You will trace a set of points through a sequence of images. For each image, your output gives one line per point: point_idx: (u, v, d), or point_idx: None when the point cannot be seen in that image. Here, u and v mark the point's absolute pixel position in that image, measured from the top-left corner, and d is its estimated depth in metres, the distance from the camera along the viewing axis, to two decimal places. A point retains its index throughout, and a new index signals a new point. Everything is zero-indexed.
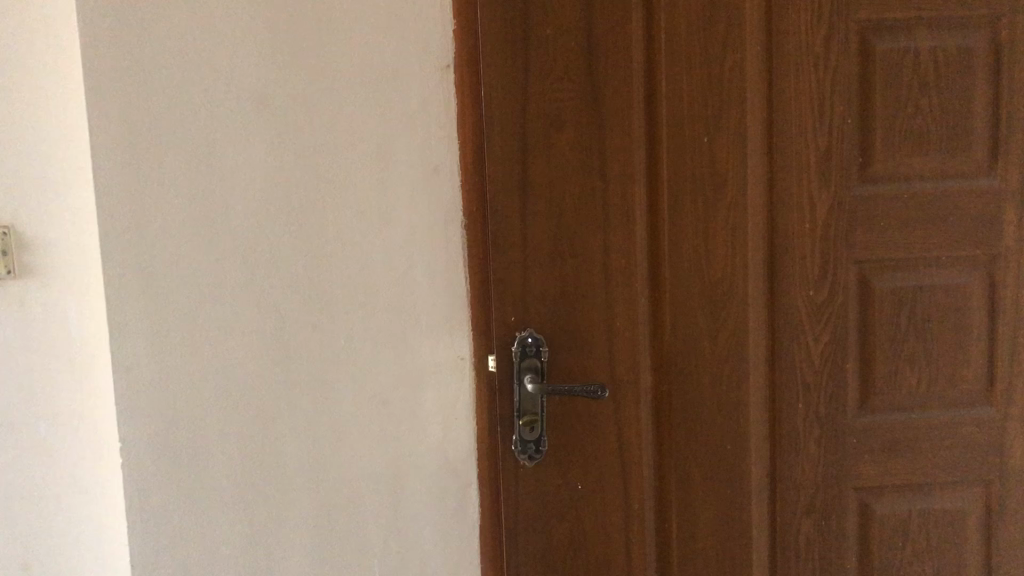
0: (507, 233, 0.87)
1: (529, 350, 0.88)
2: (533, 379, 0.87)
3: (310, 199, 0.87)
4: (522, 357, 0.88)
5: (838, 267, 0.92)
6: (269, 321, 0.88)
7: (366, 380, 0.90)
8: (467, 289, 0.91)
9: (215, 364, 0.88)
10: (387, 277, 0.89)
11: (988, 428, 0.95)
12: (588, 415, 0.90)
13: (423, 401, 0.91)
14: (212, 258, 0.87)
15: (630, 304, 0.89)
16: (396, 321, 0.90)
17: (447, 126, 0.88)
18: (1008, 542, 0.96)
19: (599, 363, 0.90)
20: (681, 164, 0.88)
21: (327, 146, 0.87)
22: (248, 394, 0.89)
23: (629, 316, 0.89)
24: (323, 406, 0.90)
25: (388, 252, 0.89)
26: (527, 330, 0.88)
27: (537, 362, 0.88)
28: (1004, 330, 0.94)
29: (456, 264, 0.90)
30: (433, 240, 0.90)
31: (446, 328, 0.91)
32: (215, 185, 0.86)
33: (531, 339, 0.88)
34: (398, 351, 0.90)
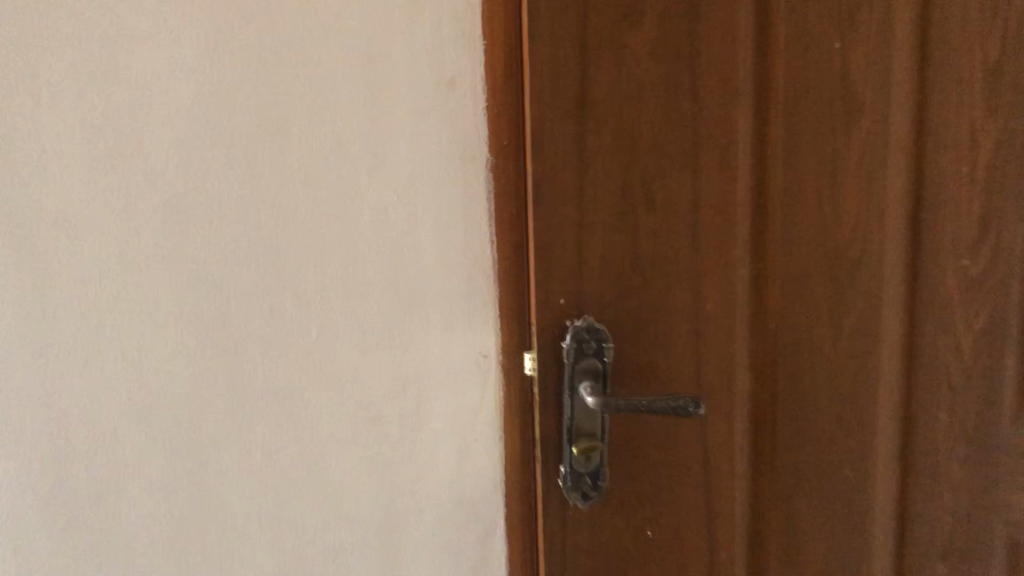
0: (558, 177, 0.59)
1: (587, 347, 0.61)
2: (592, 389, 0.60)
3: (268, 126, 0.59)
4: (577, 357, 0.60)
5: (1003, 228, 0.68)
6: (211, 304, 0.61)
7: (349, 386, 0.64)
8: (493, 259, 0.64)
9: (133, 368, 0.60)
10: (378, 240, 0.62)
11: None
12: (666, 436, 0.63)
13: (429, 413, 0.65)
14: (126, 219, 0.58)
15: (726, 276, 0.63)
16: (391, 304, 0.63)
17: (468, 19, 0.61)
18: None
19: (682, 362, 0.63)
20: (802, 79, 0.62)
21: (293, 45, 0.58)
22: (183, 410, 0.61)
23: (724, 293, 0.64)
24: (290, 422, 0.63)
25: (381, 204, 0.62)
26: (584, 319, 0.61)
27: (597, 363, 0.61)
28: None
29: (477, 224, 0.63)
30: (445, 187, 0.62)
31: (464, 314, 0.64)
32: (126, 110, 0.57)
33: (590, 332, 0.61)
34: (396, 345, 0.64)
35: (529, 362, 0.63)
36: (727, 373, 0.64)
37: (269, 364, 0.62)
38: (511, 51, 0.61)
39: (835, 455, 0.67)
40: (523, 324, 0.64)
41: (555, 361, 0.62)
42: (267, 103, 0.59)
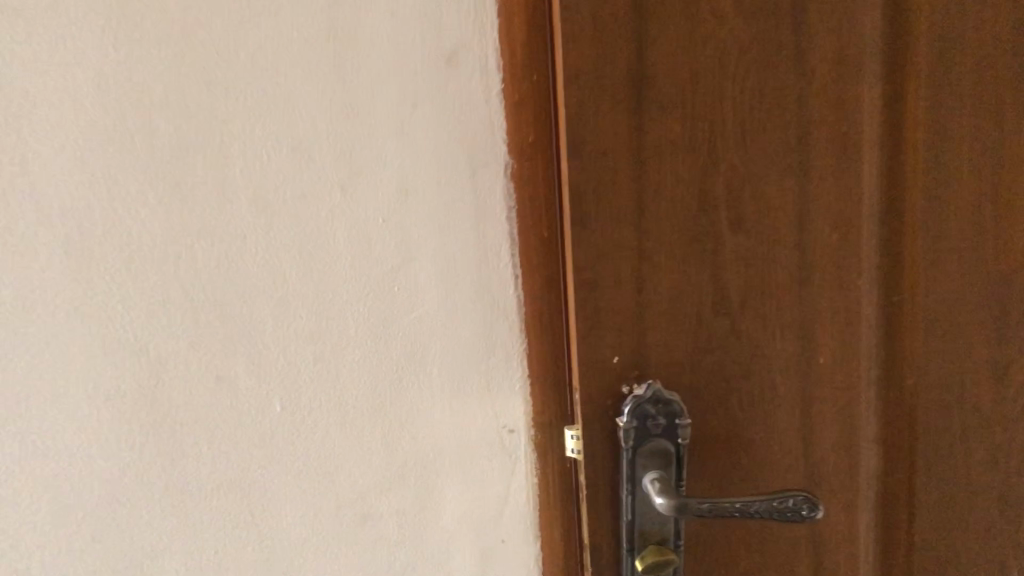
0: (607, 189, 0.42)
1: (654, 426, 0.43)
2: (661, 484, 0.43)
3: (200, 131, 0.43)
4: (639, 440, 0.43)
5: None
6: (139, 375, 0.45)
7: (330, 473, 0.47)
8: (517, 299, 0.46)
9: (35, 459, 0.45)
10: (361, 279, 0.45)
11: None
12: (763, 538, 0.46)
13: (440, 507, 0.48)
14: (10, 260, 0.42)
15: (849, 321, 0.45)
16: (382, 364, 0.47)
17: None
18: None
19: (787, 437, 0.46)
20: (953, 36, 0.44)
21: (231, 17, 0.42)
22: (110, 515, 0.46)
23: (846, 345, 0.45)
24: (256, 522, 0.48)
25: (361, 230, 0.45)
26: (649, 387, 0.44)
27: (668, 446, 0.44)
28: None
29: (494, 253, 0.46)
30: (449, 206, 0.45)
31: (481, 374, 0.47)
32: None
33: (658, 405, 0.43)
34: (392, 419, 0.47)
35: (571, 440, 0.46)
36: (852, 454, 0.47)
37: (220, 449, 0.46)
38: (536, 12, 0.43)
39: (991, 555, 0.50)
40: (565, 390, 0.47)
41: (611, 441, 0.45)
42: (197, 100, 0.42)
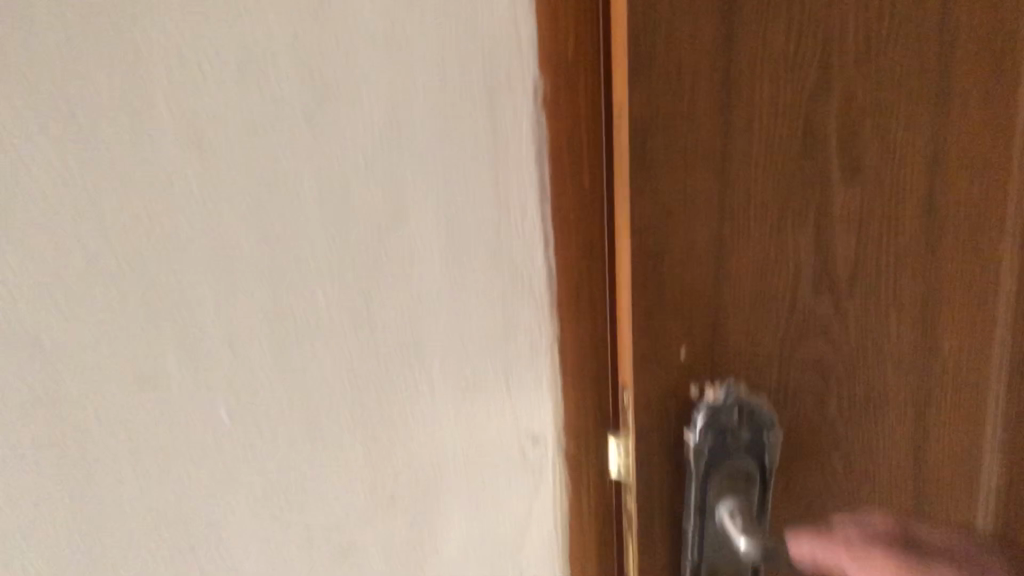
0: (681, 123, 0.30)
1: (734, 443, 0.33)
2: (742, 516, 0.33)
3: (108, 39, 0.30)
4: (713, 460, 0.33)
5: None
6: (48, 366, 0.34)
7: (298, 493, 0.36)
8: (546, 271, 0.34)
9: None
10: (334, 244, 0.33)
11: None
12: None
13: (441, 539, 0.37)
14: None
15: (980, 292, 0.35)
16: (365, 354, 0.35)
17: None
18: None
19: (895, 442, 0.35)
20: None
21: None
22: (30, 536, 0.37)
23: (974, 323, 0.35)
24: (202, 546, 0.37)
25: (335, 176, 0.32)
26: (728, 390, 0.33)
27: (751, 468, 0.33)
28: None
29: (517, 209, 0.33)
30: (455, 146, 0.32)
31: (497, 369, 0.35)
32: None
33: (739, 415, 0.32)
34: (376, 428, 0.36)
35: (615, 452, 0.35)
36: (968, 456, 0.37)
37: (147, 459, 0.36)
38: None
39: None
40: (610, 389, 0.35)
41: (671, 459, 0.34)
42: None
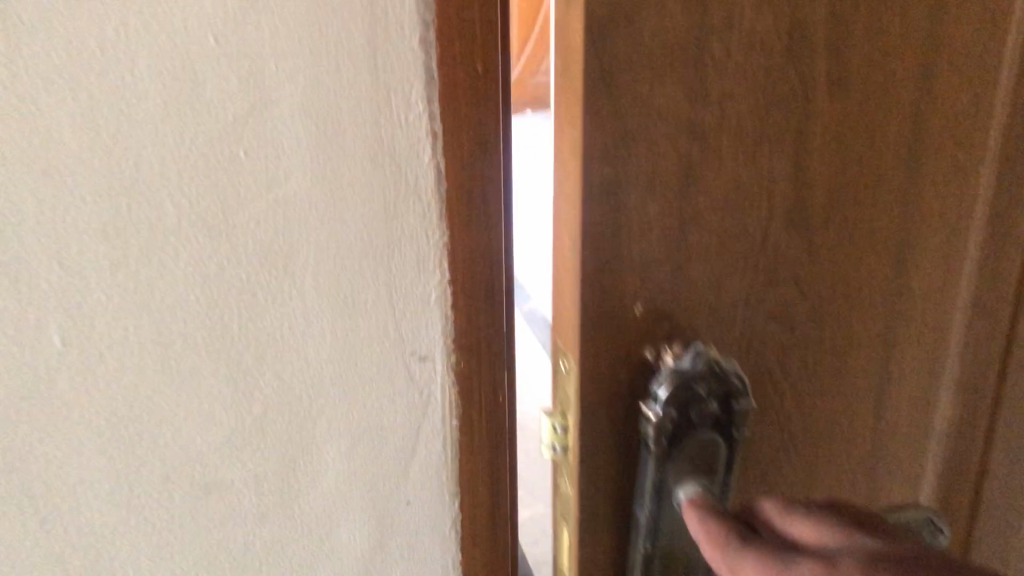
0: (642, 55, 0.27)
1: (696, 410, 0.31)
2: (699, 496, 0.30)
3: None
4: (672, 430, 0.31)
5: None
6: None
7: (149, 432, 0.31)
8: (431, 171, 0.30)
9: None
10: (180, 137, 0.28)
11: None
12: (782, 478, 0.37)
13: (318, 468, 0.33)
14: None
15: (931, 235, 0.36)
16: (226, 269, 0.30)
17: None
18: None
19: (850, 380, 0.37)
20: None
21: None
22: None
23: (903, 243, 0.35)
24: (44, 510, 0.31)
25: (177, 55, 0.27)
26: (693, 353, 0.31)
27: (709, 437, 0.32)
28: None
29: (399, 98, 0.29)
30: (324, 25, 0.28)
31: (380, 280, 0.31)
32: None
33: (701, 380, 0.31)
34: (241, 351, 0.31)
35: (552, 429, 0.33)
36: (908, 382, 0.39)
37: None
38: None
39: (976, 449, 0.44)
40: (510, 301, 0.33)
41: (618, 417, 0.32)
42: None
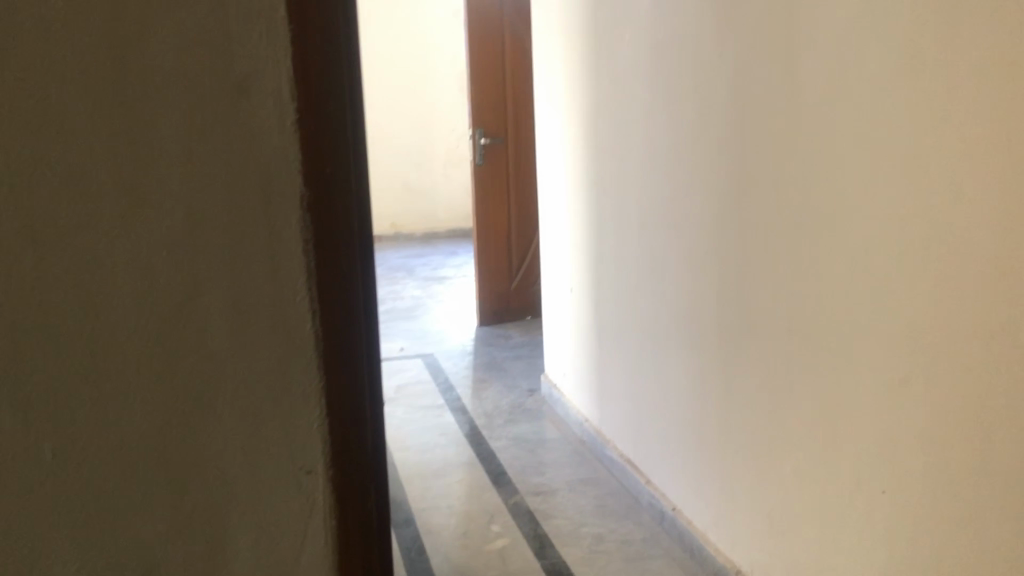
0: None
1: None
2: None
3: None
4: None
5: None
6: None
7: (111, 517, 0.46)
8: (312, 336, 0.45)
9: None
10: (144, 316, 0.44)
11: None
12: None
13: (230, 545, 0.47)
14: None
15: None
16: (167, 396, 0.45)
17: (271, 19, 0.42)
18: None
19: None
20: None
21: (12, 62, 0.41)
22: None
23: None
24: (35, 558, 0.46)
25: (144, 263, 0.43)
26: None
27: None
28: None
29: (290, 288, 0.44)
30: (239, 240, 0.44)
31: (278, 410, 0.46)
32: None
33: None
34: (178, 463, 0.46)
35: None
36: None
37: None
38: (331, 39, 0.43)
39: None
40: (368, 421, 0.48)
41: None
42: None
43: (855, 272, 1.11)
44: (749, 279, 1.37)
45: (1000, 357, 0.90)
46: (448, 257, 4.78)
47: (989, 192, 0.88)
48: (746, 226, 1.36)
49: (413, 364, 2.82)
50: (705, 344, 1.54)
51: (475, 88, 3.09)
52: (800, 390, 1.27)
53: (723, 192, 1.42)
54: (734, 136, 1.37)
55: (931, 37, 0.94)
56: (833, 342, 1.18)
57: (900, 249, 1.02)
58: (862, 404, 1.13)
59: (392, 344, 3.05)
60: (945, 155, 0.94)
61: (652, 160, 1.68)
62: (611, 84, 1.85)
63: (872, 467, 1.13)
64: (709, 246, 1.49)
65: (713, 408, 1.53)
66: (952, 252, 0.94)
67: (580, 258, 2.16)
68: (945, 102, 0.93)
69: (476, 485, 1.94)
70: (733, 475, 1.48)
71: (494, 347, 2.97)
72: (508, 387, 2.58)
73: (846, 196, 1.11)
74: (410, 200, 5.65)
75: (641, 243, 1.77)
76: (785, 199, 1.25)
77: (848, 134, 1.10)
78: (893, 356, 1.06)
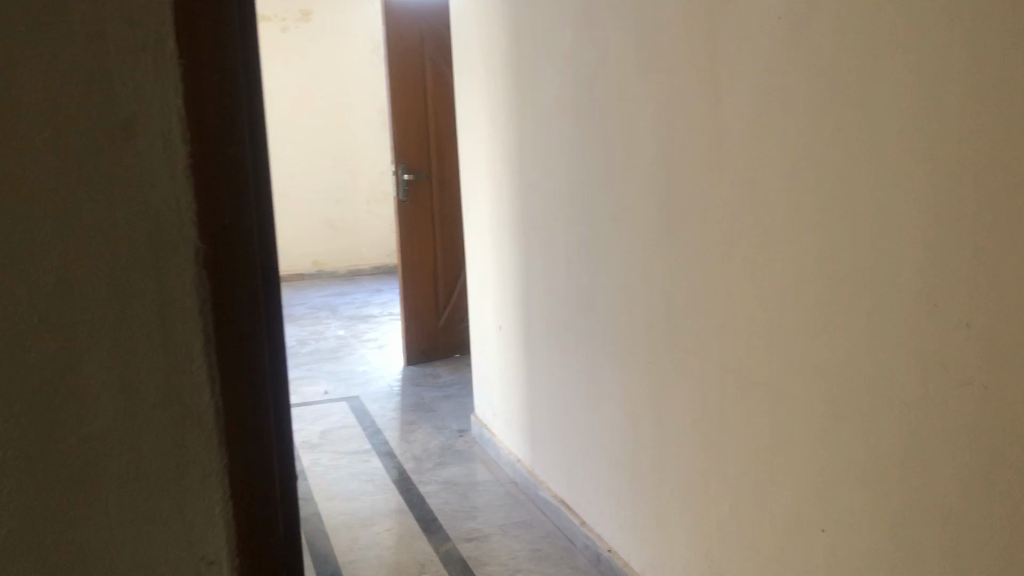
0: None
1: None
2: None
3: None
4: None
5: None
6: None
7: None
8: (213, 410, 0.40)
9: None
10: (17, 391, 0.39)
11: (981, 444, 0.84)
12: None
13: None
14: None
15: None
16: (44, 480, 0.39)
17: (162, 55, 0.37)
18: (980, 549, 0.85)
19: None
20: None
21: None
22: None
23: None
24: None
25: (13, 329, 0.38)
26: None
27: None
28: (1003, 345, 0.80)
29: (188, 356, 0.39)
30: (126, 304, 0.38)
31: (175, 494, 0.40)
32: None
33: None
34: (56, 557, 0.40)
35: None
36: None
37: None
38: (231, 75, 0.38)
39: None
40: (279, 504, 0.42)
41: None
42: None
43: (785, 307, 1.10)
44: (680, 315, 1.35)
45: (934, 390, 0.89)
46: (373, 295, 4.70)
47: (914, 226, 0.88)
48: (674, 262, 1.35)
49: (338, 407, 2.73)
50: (637, 381, 1.52)
51: (397, 123, 3.05)
52: (733, 426, 1.25)
53: (651, 227, 1.41)
54: (661, 170, 1.36)
55: (856, 69, 0.94)
56: (767, 378, 1.16)
57: (832, 283, 1.01)
58: (798, 441, 1.12)
59: (316, 388, 2.96)
60: (870, 186, 0.94)
61: (579, 195, 1.66)
62: (535, 119, 1.83)
63: (809, 505, 1.11)
64: (638, 281, 1.47)
65: (647, 447, 1.51)
66: (884, 285, 0.94)
67: (507, 296, 2.13)
68: (872, 134, 0.93)
69: (405, 534, 1.87)
70: (669, 515, 1.45)
71: (421, 387, 2.91)
72: (437, 428, 2.52)
73: (776, 229, 1.10)
74: (333, 237, 5.55)
75: (570, 279, 1.74)
76: (714, 232, 1.24)
77: (775, 168, 1.09)
78: (829, 392, 1.05)
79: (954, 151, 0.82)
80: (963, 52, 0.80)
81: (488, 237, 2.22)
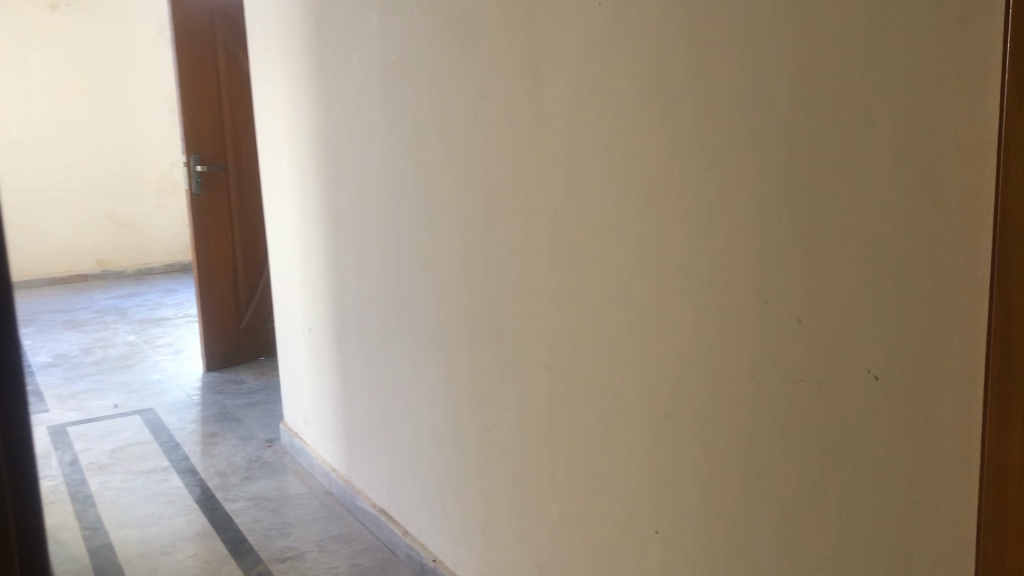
0: None
1: None
2: None
3: None
4: None
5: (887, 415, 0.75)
6: None
7: None
8: None
9: None
10: None
11: (814, 435, 0.83)
12: None
13: None
14: None
15: None
16: None
17: None
18: (816, 543, 0.84)
19: None
20: None
21: None
22: None
23: None
24: None
25: None
26: None
27: None
28: (836, 336, 0.79)
29: None
30: None
31: None
32: None
33: None
34: None
35: None
36: None
37: None
38: None
39: None
40: None
41: None
42: None
43: (614, 305, 1.07)
44: (505, 314, 1.30)
45: (770, 386, 0.87)
46: (167, 296, 4.36)
47: (747, 221, 0.86)
48: (496, 258, 1.29)
49: (128, 423, 2.50)
50: (458, 382, 1.45)
51: (188, 111, 2.82)
52: (561, 427, 1.21)
53: (471, 223, 1.34)
54: (479, 162, 1.29)
55: (682, 59, 0.91)
56: (598, 377, 1.12)
57: (662, 279, 0.98)
58: (630, 442, 1.08)
59: (103, 402, 2.69)
60: (701, 179, 0.91)
61: (392, 189, 1.57)
62: (342, 108, 1.72)
63: (641, 506, 1.08)
64: (459, 279, 1.40)
65: (472, 451, 1.44)
66: (716, 281, 0.91)
67: (315, 296, 2.00)
68: (702, 126, 0.90)
69: (211, 560, 1.71)
70: (497, 520, 1.40)
71: (223, 395, 2.71)
72: (242, 439, 2.35)
73: (601, 224, 1.06)
74: (118, 234, 5.12)
75: (384, 277, 1.65)
76: (536, 227, 1.19)
77: (599, 162, 1.05)
78: (661, 391, 1.02)
79: (787, 143, 0.81)
80: (795, 41, 0.79)
81: (293, 233, 2.08)
